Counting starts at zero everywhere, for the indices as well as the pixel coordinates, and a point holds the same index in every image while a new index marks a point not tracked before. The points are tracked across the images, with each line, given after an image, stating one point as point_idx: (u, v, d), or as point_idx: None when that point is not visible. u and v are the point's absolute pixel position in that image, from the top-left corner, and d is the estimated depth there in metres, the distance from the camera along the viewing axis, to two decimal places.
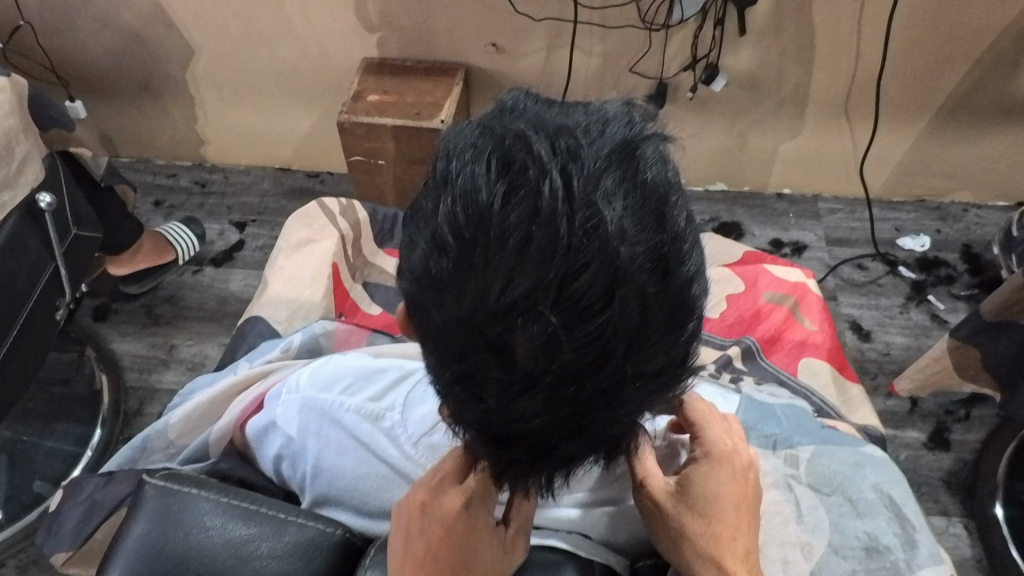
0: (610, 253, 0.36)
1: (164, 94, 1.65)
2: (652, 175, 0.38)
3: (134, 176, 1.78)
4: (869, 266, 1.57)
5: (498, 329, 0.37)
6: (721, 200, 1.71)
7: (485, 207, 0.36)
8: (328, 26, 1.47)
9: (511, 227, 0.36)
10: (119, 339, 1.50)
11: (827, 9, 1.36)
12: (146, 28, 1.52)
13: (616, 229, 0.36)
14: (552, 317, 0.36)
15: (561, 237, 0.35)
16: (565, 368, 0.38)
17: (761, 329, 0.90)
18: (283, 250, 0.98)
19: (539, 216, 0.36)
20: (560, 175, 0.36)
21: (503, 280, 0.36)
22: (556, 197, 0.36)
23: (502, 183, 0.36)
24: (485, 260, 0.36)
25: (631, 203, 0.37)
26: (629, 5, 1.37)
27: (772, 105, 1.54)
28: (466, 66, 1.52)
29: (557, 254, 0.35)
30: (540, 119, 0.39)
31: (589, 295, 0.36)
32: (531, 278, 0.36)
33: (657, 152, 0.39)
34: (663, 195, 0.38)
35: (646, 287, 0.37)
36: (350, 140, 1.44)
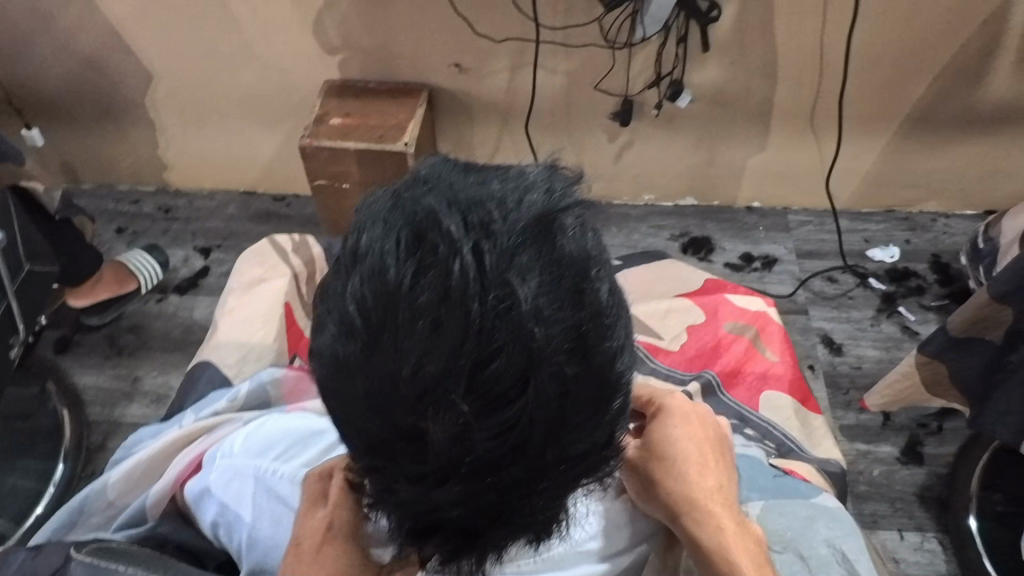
0: (523, 333, 0.37)
1: (125, 120, 1.62)
2: (568, 248, 0.39)
3: (96, 203, 1.74)
4: (839, 279, 1.57)
5: (413, 414, 0.39)
6: (692, 215, 1.68)
7: (395, 288, 0.38)
8: (289, 48, 1.45)
9: (422, 309, 0.37)
10: (82, 372, 1.46)
11: (789, 23, 1.36)
12: (104, 53, 1.49)
13: (530, 310, 0.37)
14: (466, 406, 0.38)
15: (473, 319, 0.37)
16: (482, 451, 0.40)
17: (722, 361, 0.90)
18: (234, 291, 0.98)
19: (451, 297, 0.37)
20: (473, 254, 0.37)
21: (415, 365, 0.38)
22: (466, 278, 0.37)
23: (412, 264, 0.38)
24: (398, 342, 0.38)
25: (545, 279, 0.38)
26: (591, 24, 1.36)
27: (739, 120, 1.53)
28: (430, 86, 1.50)
29: (471, 336, 0.37)
30: (451, 192, 0.40)
31: (501, 377, 0.38)
32: (444, 362, 0.37)
33: (577, 224, 0.40)
34: (582, 270, 0.39)
35: (562, 367, 0.38)
36: (314, 165, 1.42)
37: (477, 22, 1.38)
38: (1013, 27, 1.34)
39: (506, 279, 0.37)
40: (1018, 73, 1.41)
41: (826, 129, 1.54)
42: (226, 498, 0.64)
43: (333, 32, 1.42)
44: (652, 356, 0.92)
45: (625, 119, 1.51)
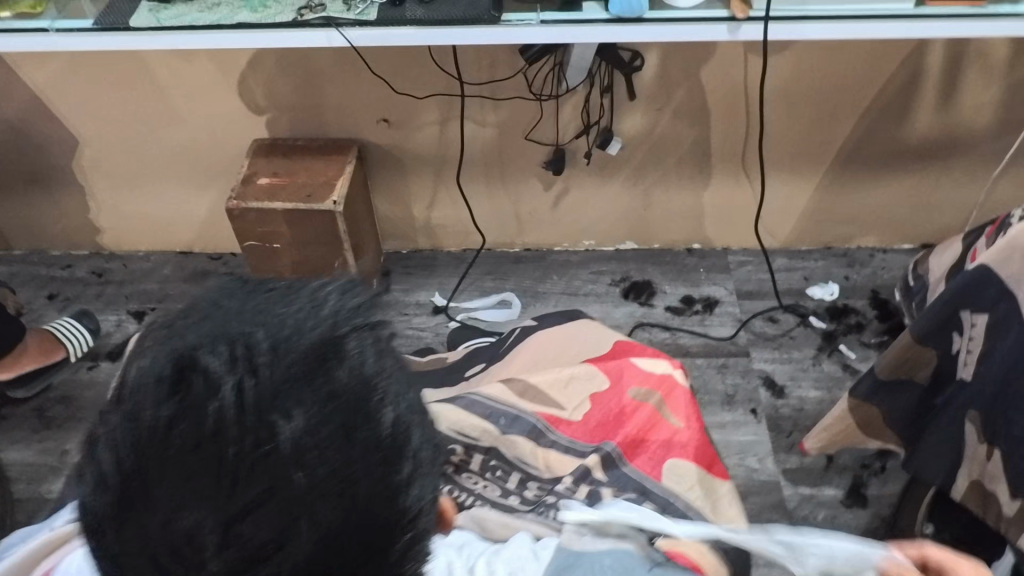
0: (280, 482, 0.37)
1: (53, 185, 1.59)
2: (339, 386, 0.39)
3: (28, 269, 1.70)
4: (780, 319, 1.56)
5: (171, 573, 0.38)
6: (632, 259, 1.69)
7: (149, 434, 0.37)
8: (214, 110, 1.44)
9: (176, 455, 0.37)
10: (7, 447, 1.41)
11: (712, 68, 1.37)
12: (26, 120, 1.47)
13: (294, 450, 0.37)
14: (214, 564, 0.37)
15: (227, 464, 0.37)
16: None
17: (625, 432, 0.78)
18: None
19: (210, 441, 0.37)
20: (233, 390, 0.38)
21: (164, 519, 0.37)
22: (222, 421, 0.37)
23: (167, 409, 0.37)
24: (152, 492, 0.37)
25: (314, 414, 0.38)
26: (516, 76, 1.37)
27: (672, 165, 1.54)
28: (360, 142, 1.49)
29: (228, 484, 0.37)
30: (222, 325, 0.40)
31: (252, 533, 0.37)
32: (195, 515, 0.37)
33: (363, 348, 0.40)
34: (357, 406, 0.39)
35: (327, 514, 0.37)
36: (243, 227, 1.40)
37: (401, 78, 1.38)
38: (928, 66, 1.37)
39: (273, 420, 0.37)
40: (938, 110, 1.44)
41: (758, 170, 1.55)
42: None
43: (257, 93, 1.41)
44: (551, 428, 0.80)
45: (557, 168, 1.52)
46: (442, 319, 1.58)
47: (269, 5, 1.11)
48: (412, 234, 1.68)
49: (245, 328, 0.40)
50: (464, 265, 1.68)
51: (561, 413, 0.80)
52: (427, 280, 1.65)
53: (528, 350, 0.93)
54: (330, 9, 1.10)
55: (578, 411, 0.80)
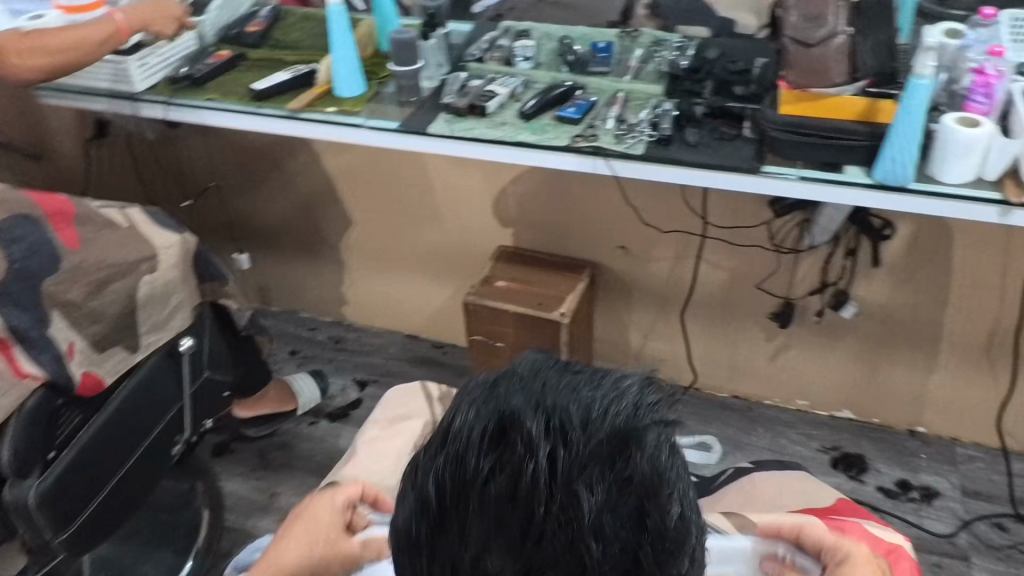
0: (581, 543, 0.46)
1: (320, 256, 1.79)
2: (658, 455, 0.48)
3: (278, 325, 1.89)
4: (1011, 528, 1.41)
5: (547, 508, 0.46)
6: (846, 429, 1.60)
7: (474, 476, 0.48)
8: (470, 214, 1.60)
9: (477, 479, 0.47)
10: (228, 478, 1.52)
11: (960, 253, 1.34)
12: (317, 201, 1.70)
13: (572, 408, 0.49)
14: (599, 554, 0.46)
15: (542, 476, 0.46)
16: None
17: None
18: (378, 422, 0.86)
19: (529, 475, 0.47)
20: (548, 456, 0.47)
21: (478, 478, 0.47)
22: (535, 478, 0.46)
23: (494, 460, 0.47)
24: (454, 525, 0.48)
25: (616, 495, 0.47)
26: (759, 227, 1.41)
27: (903, 343, 1.48)
28: (595, 263, 1.58)
29: (534, 529, 0.46)
30: (540, 395, 0.50)
31: (604, 559, 0.46)
32: (483, 464, 0.48)
33: (662, 438, 0.49)
34: (653, 489, 0.47)
35: (609, 527, 0.46)
36: (473, 321, 1.50)
37: (662, 207, 1.44)
38: None
39: (585, 465, 0.47)
40: None
41: (994, 367, 1.44)
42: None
43: (512, 205, 1.56)
44: None
45: (783, 321, 1.51)
46: None
47: (548, 129, 1.27)
48: (624, 359, 1.70)
49: (560, 405, 0.49)
50: None
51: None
52: None
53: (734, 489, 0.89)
54: (601, 140, 1.22)
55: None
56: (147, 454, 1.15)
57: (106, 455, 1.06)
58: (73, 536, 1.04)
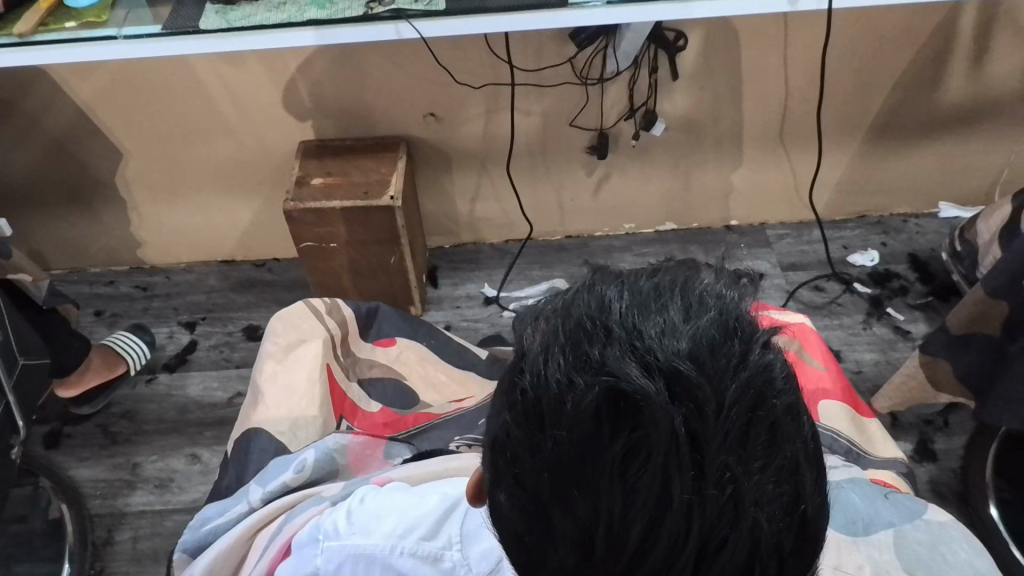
0: (749, 515, 0.41)
1: (96, 201, 1.57)
2: (781, 385, 0.43)
3: (69, 289, 1.66)
4: (826, 287, 1.59)
5: (701, 481, 0.41)
6: (672, 240, 1.71)
7: (611, 466, 0.41)
8: (260, 116, 1.45)
9: (616, 467, 0.41)
10: (76, 466, 1.36)
11: (748, 49, 1.41)
12: (73, 140, 1.46)
13: (688, 360, 0.42)
14: (763, 517, 0.42)
15: (686, 450, 0.41)
16: (781, 536, 0.43)
17: None
18: (273, 352, 0.88)
19: (673, 451, 0.41)
20: (684, 428, 0.41)
21: (617, 466, 0.41)
22: (679, 454, 0.41)
23: (628, 442, 0.41)
24: (600, 518, 0.42)
25: (761, 444, 0.42)
26: (564, 64, 1.40)
27: (711, 146, 1.57)
28: (408, 138, 1.51)
29: (694, 509, 0.41)
30: (644, 353, 0.42)
31: (769, 520, 0.42)
32: (619, 447, 0.41)
33: (779, 362, 0.44)
34: (791, 426, 0.43)
35: (766, 483, 0.42)
36: (299, 227, 1.40)
37: (465, 63, 1.38)
38: (961, 26, 1.36)
39: (726, 425, 0.41)
40: (969, 78, 1.45)
41: (789, 148, 1.57)
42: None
43: (305, 96, 1.42)
44: None
45: (601, 153, 1.54)
46: (495, 309, 1.59)
47: (336, 2, 1.15)
48: (456, 228, 1.68)
49: (672, 358, 0.42)
50: (510, 256, 1.68)
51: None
52: (475, 272, 1.66)
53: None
54: (398, 1, 1.14)
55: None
56: None
57: None
58: None
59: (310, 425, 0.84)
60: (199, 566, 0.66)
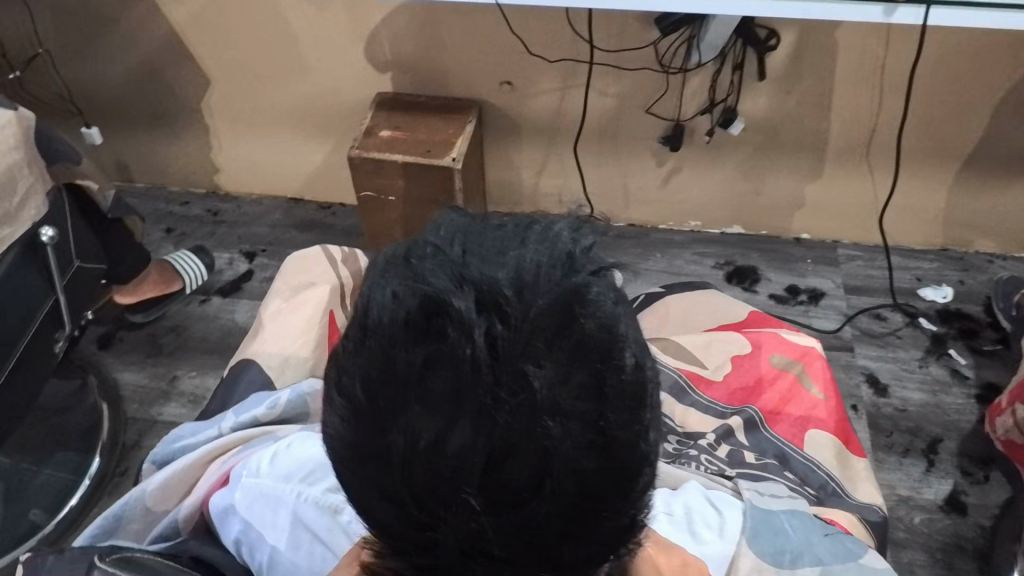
0: (544, 431, 0.33)
1: (180, 123, 1.64)
2: (609, 308, 0.36)
3: (146, 203, 1.75)
4: (887, 317, 1.52)
5: (495, 395, 0.34)
6: (735, 243, 1.66)
7: (403, 377, 0.35)
8: (340, 62, 1.47)
9: (407, 380, 0.34)
10: (122, 369, 1.44)
11: (842, 56, 1.34)
12: (164, 61, 1.52)
13: (507, 275, 0.36)
14: (562, 434, 0.34)
15: (483, 358, 0.34)
16: (597, 478, 0.35)
17: (765, 399, 0.88)
18: (283, 293, 0.94)
19: (468, 358, 0.34)
20: (485, 336, 0.34)
21: (410, 374, 0.34)
22: (475, 360, 0.34)
23: (422, 352, 0.34)
24: (387, 432, 0.35)
25: (571, 359, 0.35)
26: (646, 47, 1.37)
27: (789, 153, 1.51)
28: (480, 103, 1.51)
29: (485, 426, 0.34)
30: (460, 264, 0.37)
31: (573, 444, 0.34)
32: (415, 354, 0.35)
33: (610, 287, 0.37)
34: (615, 349, 0.35)
35: (570, 399, 0.34)
36: (360, 176, 1.42)
37: (545, 34, 1.36)
38: None
39: (531, 337, 0.34)
40: None
41: (872, 166, 1.50)
42: (251, 520, 0.61)
43: (385, 47, 1.44)
44: (694, 386, 0.90)
45: (674, 144, 1.50)
46: None
47: None
48: (518, 199, 1.68)
49: (487, 271, 0.36)
50: None
51: (706, 373, 0.91)
52: None
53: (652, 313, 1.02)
54: None
55: (720, 372, 0.91)
56: (23, 358, 1.07)
57: None
58: None
59: (299, 366, 0.87)
60: (153, 482, 0.68)
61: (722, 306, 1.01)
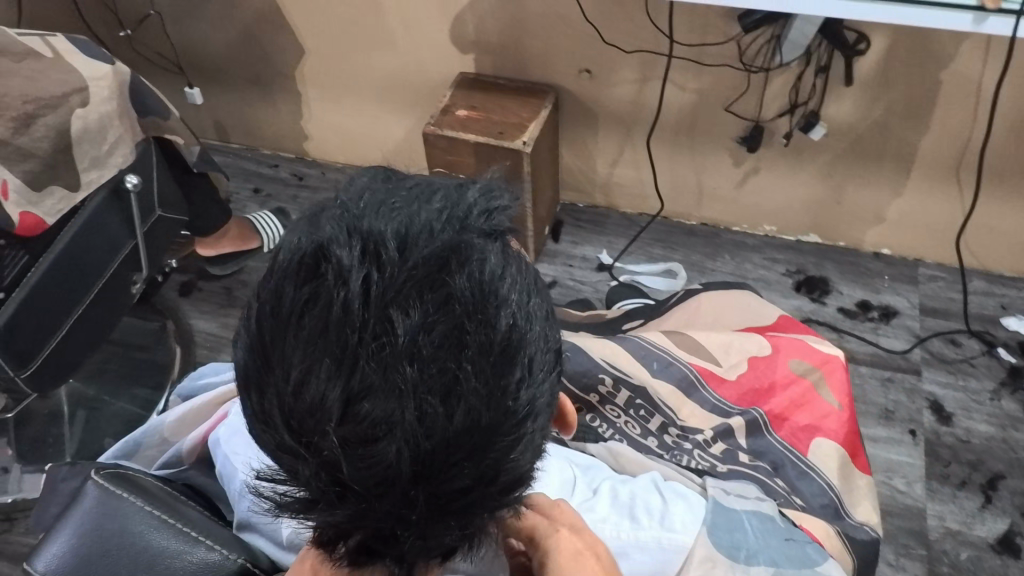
0: (396, 370, 0.38)
1: (274, 89, 1.71)
2: (482, 267, 0.40)
3: (239, 163, 1.84)
4: (962, 343, 1.45)
5: (359, 336, 0.38)
6: (810, 253, 1.61)
7: (288, 311, 0.39)
8: (424, 39, 1.51)
9: (290, 314, 0.39)
10: (197, 316, 1.53)
11: (936, 65, 1.27)
12: (262, 29, 1.60)
13: (394, 231, 0.40)
14: (414, 373, 0.38)
15: (353, 300, 0.38)
16: (446, 420, 0.39)
17: (776, 403, 0.88)
18: None
19: (339, 299, 0.38)
20: (359, 282, 0.38)
21: (293, 311, 0.39)
22: (345, 301, 0.38)
23: (305, 291, 0.39)
24: (271, 362, 0.40)
25: (435, 310, 0.38)
26: (729, 43, 1.34)
27: (873, 164, 1.45)
28: (558, 89, 1.51)
29: (348, 361, 0.38)
30: (355, 218, 0.41)
31: (424, 384, 0.38)
32: (299, 292, 0.39)
33: (490, 249, 0.41)
34: (479, 307, 0.39)
35: (427, 345, 0.38)
36: (433, 152, 1.45)
37: (626, 24, 1.36)
38: None
39: (401, 285, 0.38)
40: None
41: (963, 184, 1.42)
42: (228, 452, 0.64)
43: (469, 27, 1.46)
44: (704, 383, 0.90)
45: (752, 145, 1.47)
46: (606, 276, 1.61)
47: None
48: (591, 188, 1.68)
49: (377, 224, 0.40)
50: (636, 229, 1.68)
51: (720, 371, 0.91)
52: (598, 236, 1.67)
53: (682, 307, 1.04)
54: None
55: (735, 371, 0.90)
56: (100, 295, 1.15)
57: (59, 295, 1.07)
58: (34, 375, 1.06)
59: None
60: (171, 414, 0.73)
61: (754, 308, 1.01)
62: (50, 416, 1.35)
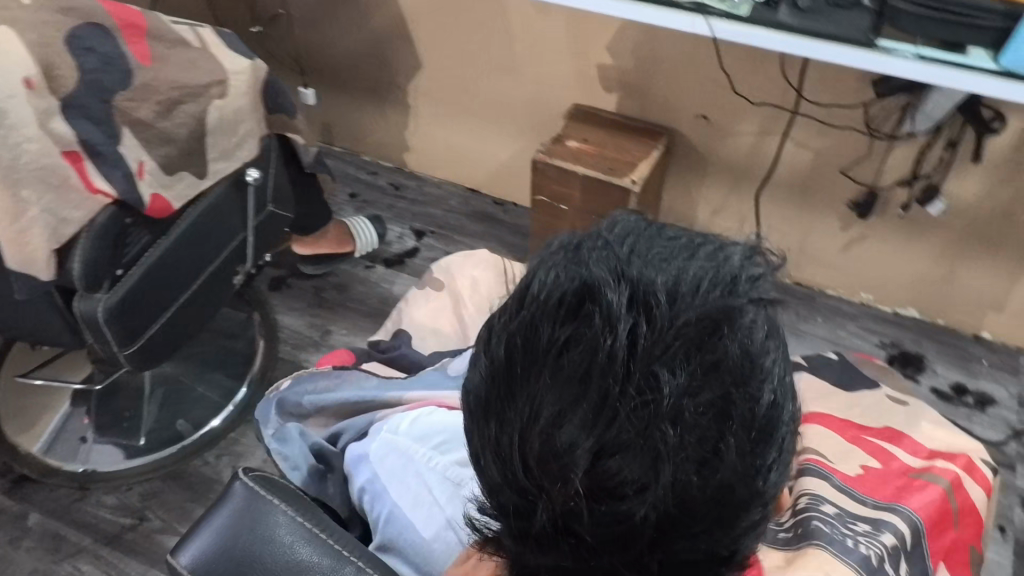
0: (657, 429, 0.38)
1: (387, 99, 1.74)
2: (749, 338, 0.40)
3: (340, 166, 1.87)
4: None
5: (623, 389, 0.38)
6: (907, 328, 1.57)
7: (546, 349, 0.40)
8: (545, 67, 1.51)
9: (548, 351, 0.40)
10: (284, 312, 1.55)
11: None
12: (386, 39, 1.62)
13: (663, 285, 0.40)
14: (674, 435, 0.38)
15: (621, 350, 0.38)
16: (694, 485, 0.39)
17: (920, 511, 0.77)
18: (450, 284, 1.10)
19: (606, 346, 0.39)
20: (627, 332, 0.39)
21: (552, 350, 0.39)
22: (612, 350, 0.38)
23: (568, 331, 0.39)
24: (520, 397, 0.40)
25: (701, 373, 0.39)
26: (858, 107, 1.31)
27: (990, 247, 1.40)
28: (672, 131, 1.50)
29: (607, 410, 0.38)
30: (623, 263, 0.41)
31: (681, 447, 0.38)
32: (562, 332, 0.40)
33: (757, 318, 0.41)
34: (743, 378, 0.39)
35: (689, 409, 0.38)
36: (540, 179, 1.45)
37: (755, 75, 1.34)
38: None
39: (670, 343, 0.39)
40: None
41: None
42: (381, 470, 0.69)
43: (592, 60, 1.46)
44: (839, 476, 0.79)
45: (865, 211, 1.44)
46: None
47: None
48: None
49: (647, 274, 0.41)
50: None
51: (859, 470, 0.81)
52: None
53: None
54: None
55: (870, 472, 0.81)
56: (208, 282, 1.17)
57: (173, 278, 1.09)
58: (141, 350, 1.08)
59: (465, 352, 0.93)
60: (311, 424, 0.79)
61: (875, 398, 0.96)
62: (134, 393, 1.37)
